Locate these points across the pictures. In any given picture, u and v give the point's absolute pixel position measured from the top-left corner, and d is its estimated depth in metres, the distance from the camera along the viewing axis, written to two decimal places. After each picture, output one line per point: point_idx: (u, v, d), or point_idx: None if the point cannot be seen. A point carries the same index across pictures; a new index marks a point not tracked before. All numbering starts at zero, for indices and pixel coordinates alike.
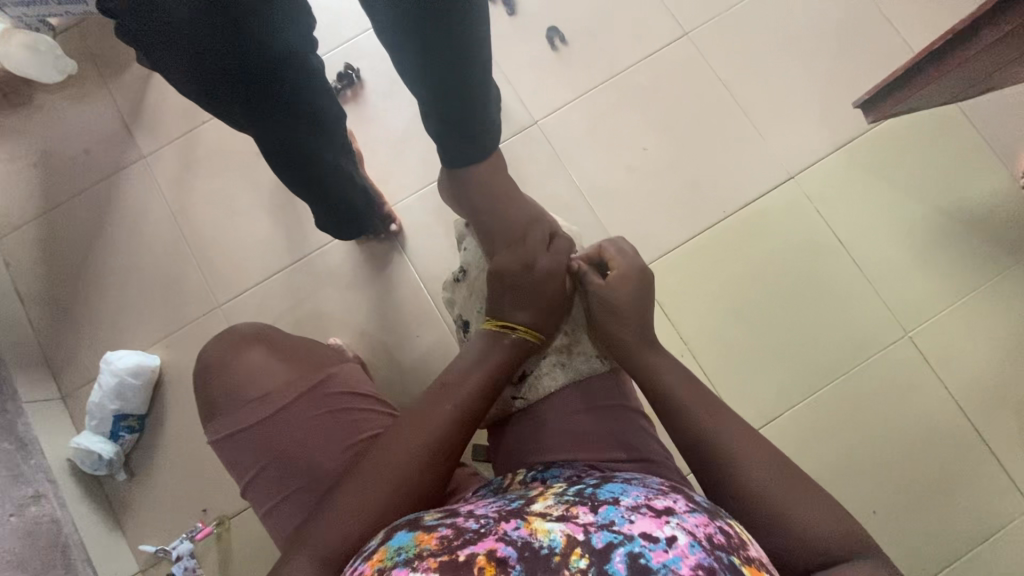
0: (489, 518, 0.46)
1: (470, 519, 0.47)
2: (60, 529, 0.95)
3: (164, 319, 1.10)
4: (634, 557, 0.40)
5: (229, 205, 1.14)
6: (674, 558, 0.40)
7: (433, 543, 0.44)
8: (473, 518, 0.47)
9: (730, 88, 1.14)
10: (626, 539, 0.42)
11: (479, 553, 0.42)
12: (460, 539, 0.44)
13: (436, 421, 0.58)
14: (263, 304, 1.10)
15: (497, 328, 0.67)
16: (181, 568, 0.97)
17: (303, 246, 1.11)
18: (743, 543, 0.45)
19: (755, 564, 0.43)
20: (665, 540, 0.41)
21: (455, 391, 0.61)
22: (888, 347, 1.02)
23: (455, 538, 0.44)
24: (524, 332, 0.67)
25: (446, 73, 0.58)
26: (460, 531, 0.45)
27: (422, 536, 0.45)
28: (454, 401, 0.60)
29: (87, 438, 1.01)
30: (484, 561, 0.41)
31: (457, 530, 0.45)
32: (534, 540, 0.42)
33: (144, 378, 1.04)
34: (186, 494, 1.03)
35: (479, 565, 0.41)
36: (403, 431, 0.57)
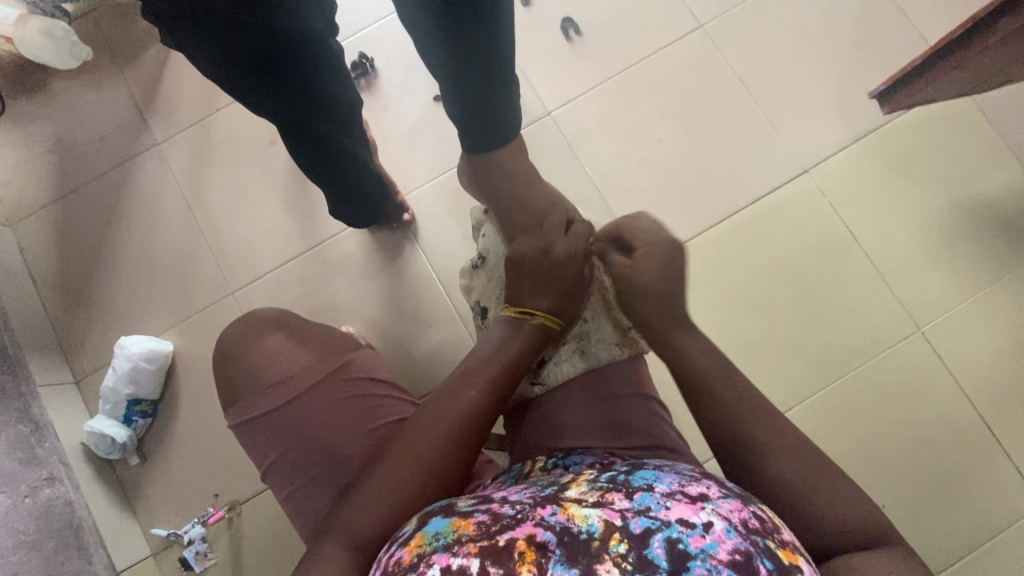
0: (526, 504, 0.47)
1: (506, 505, 0.48)
2: (74, 511, 0.96)
3: (178, 305, 1.10)
4: (672, 543, 0.41)
5: (243, 193, 1.14)
6: (711, 543, 0.41)
7: (471, 528, 0.45)
8: (508, 504, 0.48)
9: (744, 81, 1.14)
10: (664, 524, 0.42)
11: (519, 538, 0.42)
12: (498, 525, 0.44)
13: (460, 407, 0.58)
14: (276, 292, 1.10)
15: (517, 314, 0.67)
16: (193, 552, 1.00)
17: (316, 234, 1.12)
18: (777, 527, 0.45)
19: (790, 548, 0.43)
20: (702, 526, 0.42)
21: (478, 377, 0.61)
22: (902, 343, 1.02)
23: (492, 523, 0.45)
24: (544, 318, 0.67)
25: (469, 60, 0.58)
26: (497, 516, 0.46)
27: (459, 522, 0.46)
28: (478, 386, 0.60)
29: (101, 423, 1.01)
30: (524, 546, 0.42)
31: (494, 515, 0.46)
32: (572, 524, 0.43)
33: (157, 364, 1.04)
34: (199, 479, 1.04)
35: (519, 549, 0.42)
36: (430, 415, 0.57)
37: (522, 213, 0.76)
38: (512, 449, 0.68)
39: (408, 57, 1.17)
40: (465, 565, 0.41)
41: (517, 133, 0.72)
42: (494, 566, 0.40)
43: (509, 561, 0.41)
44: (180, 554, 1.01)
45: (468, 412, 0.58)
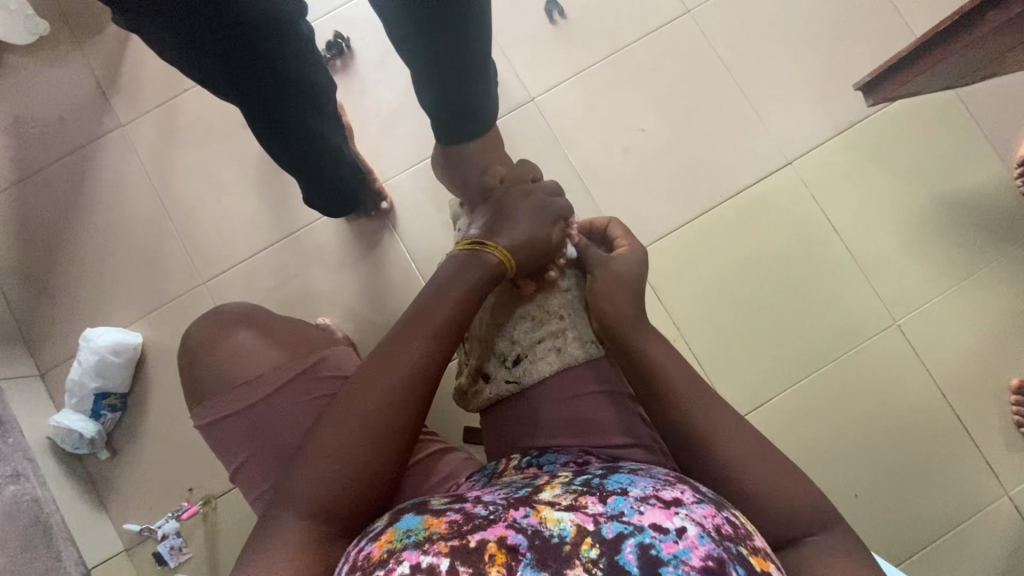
0: (498, 505, 0.46)
1: (479, 505, 0.47)
2: (41, 507, 0.92)
3: (147, 295, 1.07)
4: (644, 548, 0.41)
5: (213, 178, 1.10)
6: (683, 550, 0.41)
7: (443, 527, 0.44)
8: (482, 503, 0.47)
9: (731, 69, 1.12)
10: (636, 529, 0.42)
11: (490, 540, 0.42)
12: (470, 524, 0.44)
13: (393, 371, 0.52)
14: (249, 282, 1.07)
15: (468, 245, 0.62)
16: (167, 547, 0.99)
17: (291, 223, 1.08)
18: (749, 534, 0.45)
19: (761, 555, 0.43)
20: (675, 532, 0.42)
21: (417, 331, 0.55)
22: (878, 336, 1.03)
23: (465, 523, 0.44)
24: (497, 251, 0.61)
25: (442, 45, 0.56)
26: (470, 516, 0.45)
27: (431, 520, 0.45)
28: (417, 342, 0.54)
29: (67, 418, 0.98)
30: (495, 549, 0.41)
31: (466, 515, 0.45)
32: (544, 528, 0.42)
33: (125, 357, 1.01)
34: (171, 473, 1.02)
35: (490, 552, 0.41)
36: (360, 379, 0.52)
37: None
38: (486, 444, 0.67)
39: (386, 38, 1.13)
40: (435, 565, 0.40)
41: (495, 122, 0.71)
42: (463, 566, 0.40)
43: (479, 562, 0.40)
44: (153, 549, 0.99)
45: (402, 377, 0.52)
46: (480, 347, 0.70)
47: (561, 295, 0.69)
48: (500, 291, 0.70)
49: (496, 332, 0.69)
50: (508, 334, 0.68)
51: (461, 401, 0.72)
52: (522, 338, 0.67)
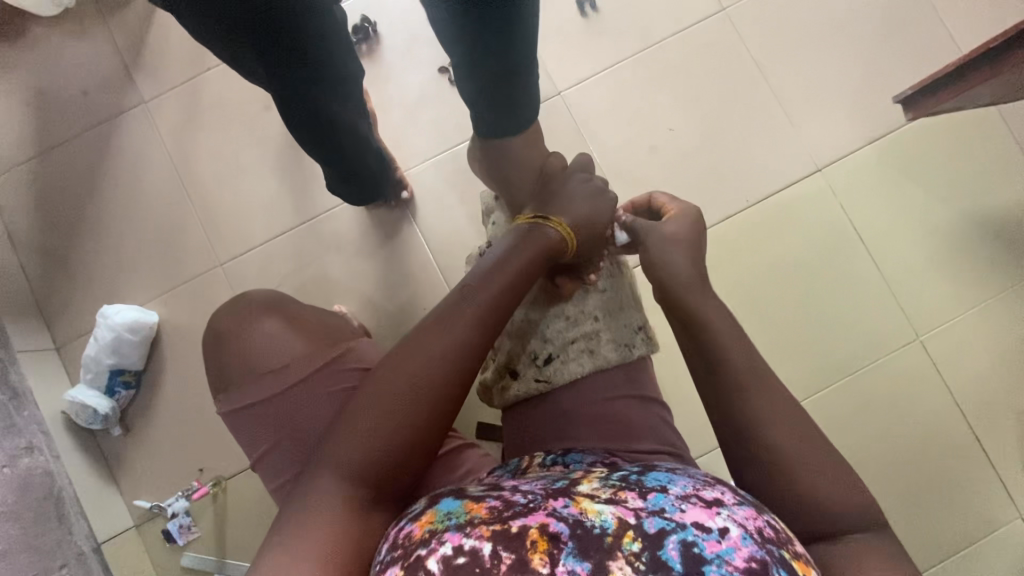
0: (537, 494, 0.46)
1: (517, 494, 0.46)
2: (54, 480, 0.91)
3: (164, 274, 1.06)
4: (687, 545, 0.40)
5: (234, 159, 1.09)
6: (727, 549, 0.40)
7: (484, 512, 0.43)
8: (520, 492, 0.46)
9: (764, 72, 1.09)
10: (679, 526, 0.41)
11: (532, 527, 0.41)
12: (511, 511, 0.43)
13: (462, 324, 0.52)
14: (266, 265, 1.06)
15: (529, 221, 0.63)
16: (176, 525, 0.99)
17: (311, 208, 1.07)
18: (789, 538, 0.44)
19: (803, 560, 0.42)
20: (718, 531, 0.41)
21: (483, 290, 0.55)
22: (900, 350, 1.02)
23: (505, 509, 0.43)
24: (557, 225, 0.63)
25: (489, 32, 0.54)
26: (510, 503, 0.44)
27: (471, 505, 0.45)
28: (483, 298, 0.54)
29: (82, 393, 0.99)
30: (537, 535, 0.41)
31: (505, 502, 0.45)
32: (586, 519, 0.42)
33: (141, 335, 1.01)
34: (184, 452, 1.02)
35: (532, 538, 0.41)
36: (428, 328, 0.52)
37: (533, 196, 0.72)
38: (507, 443, 0.66)
39: (414, 24, 1.11)
40: (477, 548, 0.40)
41: (533, 121, 0.70)
42: (505, 552, 0.40)
43: (521, 548, 0.40)
44: (163, 526, 1.00)
45: (470, 332, 0.52)
46: (511, 342, 0.69)
47: (597, 296, 0.70)
48: (537, 287, 0.69)
49: (530, 329, 0.69)
50: (541, 332, 0.68)
51: (484, 397, 0.71)
52: (555, 337, 0.67)
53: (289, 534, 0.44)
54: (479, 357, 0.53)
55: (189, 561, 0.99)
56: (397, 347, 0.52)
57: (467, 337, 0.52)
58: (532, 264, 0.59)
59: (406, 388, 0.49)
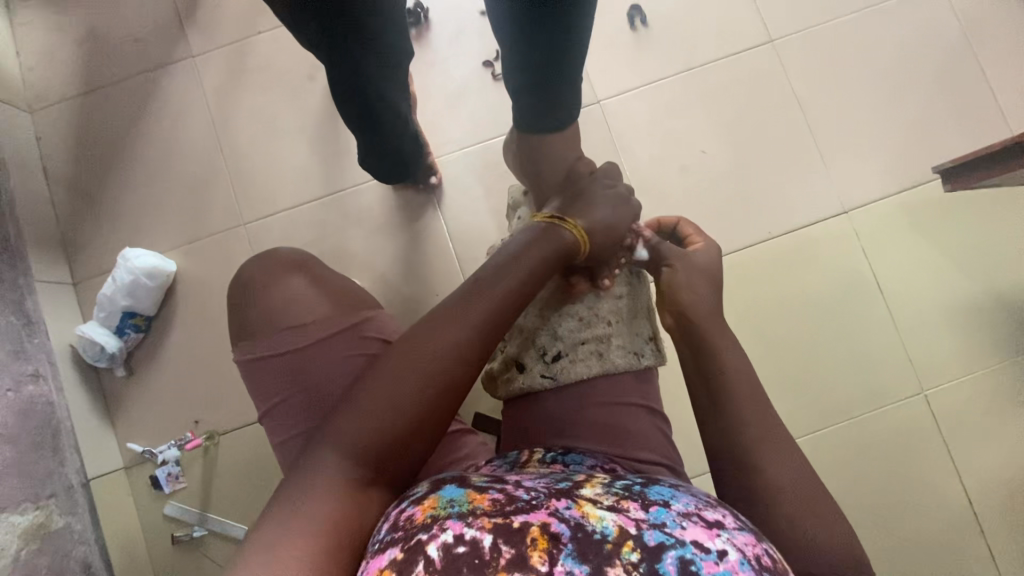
0: (541, 492, 0.46)
1: (521, 489, 0.47)
2: (54, 412, 0.94)
3: (188, 226, 1.08)
4: (684, 562, 0.40)
5: (271, 123, 1.11)
6: (724, 572, 0.40)
7: (486, 503, 0.44)
8: (523, 488, 0.47)
9: (803, 107, 1.10)
10: (678, 542, 0.41)
11: (533, 524, 0.42)
12: (513, 506, 0.44)
13: (480, 311, 0.53)
14: (288, 231, 1.08)
15: (548, 220, 0.63)
16: (164, 473, 1.01)
17: (339, 181, 1.09)
18: (785, 569, 0.44)
19: None
20: (716, 553, 0.41)
21: (497, 283, 0.56)
22: (903, 402, 1.01)
23: (508, 503, 0.44)
24: (572, 227, 0.63)
25: (542, 34, 0.56)
26: (513, 498, 0.45)
27: (474, 495, 0.45)
28: (499, 292, 0.55)
29: (93, 329, 1.00)
30: (537, 533, 0.41)
31: (509, 496, 0.45)
32: (586, 523, 0.42)
33: (158, 282, 1.03)
34: (182, 403, 1.03)
35: (532, 535, 0.41)
36: (447, 310, 0.53)
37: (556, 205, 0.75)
38: (505, 434, 0.66)
39: (465, 14, 1.13)
40: (478, 538, 0.41)
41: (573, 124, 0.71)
42: (505, 545, 0.40)
43: (521, 544, 0.40)
44: (151, 472, 1.01)
45: (485, 319, 0.53)
46: (520, 337, 0.69)
47: (612, 302, 0.69)
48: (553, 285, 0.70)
49: (540, 326, 0.68)
50: (552, 329, 0.67)
51: (487, 387, 0.71)
52: (566, 336, 0.66)
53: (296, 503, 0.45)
54: (492, 345, 0.54)
55: (172, 510, 1.00)
56: (416, 327, 0.53)
57: (482, 329, 0.53)
58: (551, 263, 0.60)
59: (420, 369, 0.50)
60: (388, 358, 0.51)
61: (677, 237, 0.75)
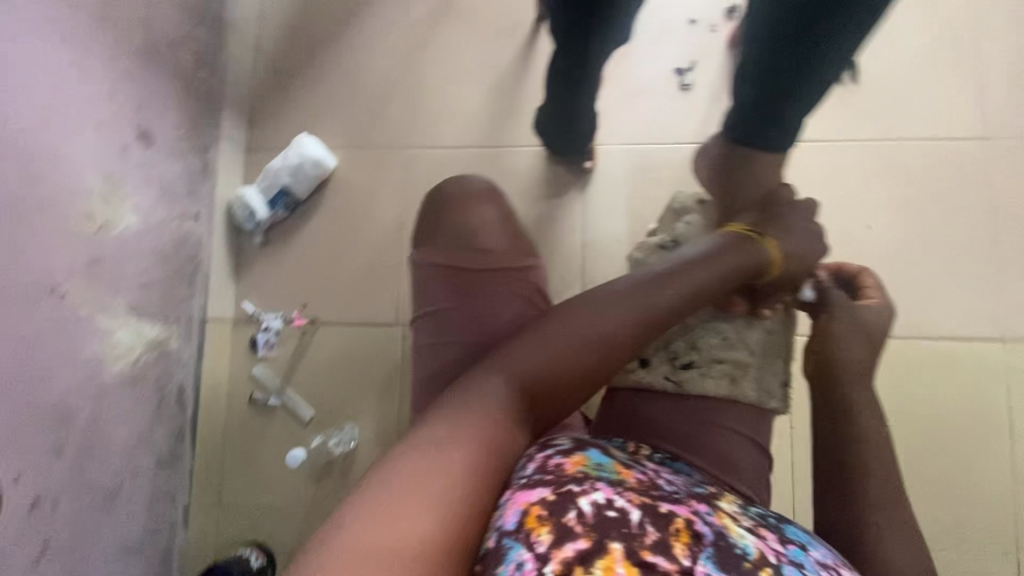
0: (682, 490, 0.51)
1: (663, 481, 0.52)
2: (199, 252, 1.04)
3: (356, 132, 1.16)
4: None
5: (460, 64, 1.16)
6: None
7: (634, 481, 0.49)
8: (664, 480, 0.52)
9: (995, 218, 1.01)
10: None
11: (680, 517, 0.46)
12: (659, 494, 0.49)
13: (661, 302, 0.56)
14: (439, 166, 1.13)
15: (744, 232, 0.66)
16: (264, 338, 1.10)
17: (501, 137, 1.13)
18: None
19: None
20: None
21: (682, 284, 0.58)
22: (989, 556, 0.93)
23: (654, 489, 0.49)
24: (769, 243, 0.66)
25: (788, 48, 0.55)
26: (657, 486, 0.50)
27: (621, 469, 0.51)
28: (681, 291, 0.57)
29: (251, 194, 1.11)
30: (681, 527, 0.46)
31: (653, 483, 0.50)
32: (729, 536, 0.47)
33: (317, 173, 1.12)
34: (299, 285, 1.13)
35: (676, 526, 0.46)
36: (631, 288, 0.56)
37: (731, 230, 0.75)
38: (603, 418, 0.67)
39: (676, 17, 1.12)
40: (626, 512, 0.45)
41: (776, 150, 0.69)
42: (651, 527, 0.45)
43: (666, 531, 0.45)
44: (253, 333, 1.12)
45: (662, 312, 0.56)
46: None
47: (759, 331, 0.70)
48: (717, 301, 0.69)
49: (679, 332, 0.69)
50: (692, 338, 0.68)
51: None
52: (703, 349, 0.67)
53: (441, 435, 0.48)
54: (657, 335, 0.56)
55: (258, 371, 1.10)
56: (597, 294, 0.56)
57: (656, 318, 0.55)
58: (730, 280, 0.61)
59: (592, 334, 0.53)
60: (566, 311, 0.55)
61: (853, 286, 0.79)
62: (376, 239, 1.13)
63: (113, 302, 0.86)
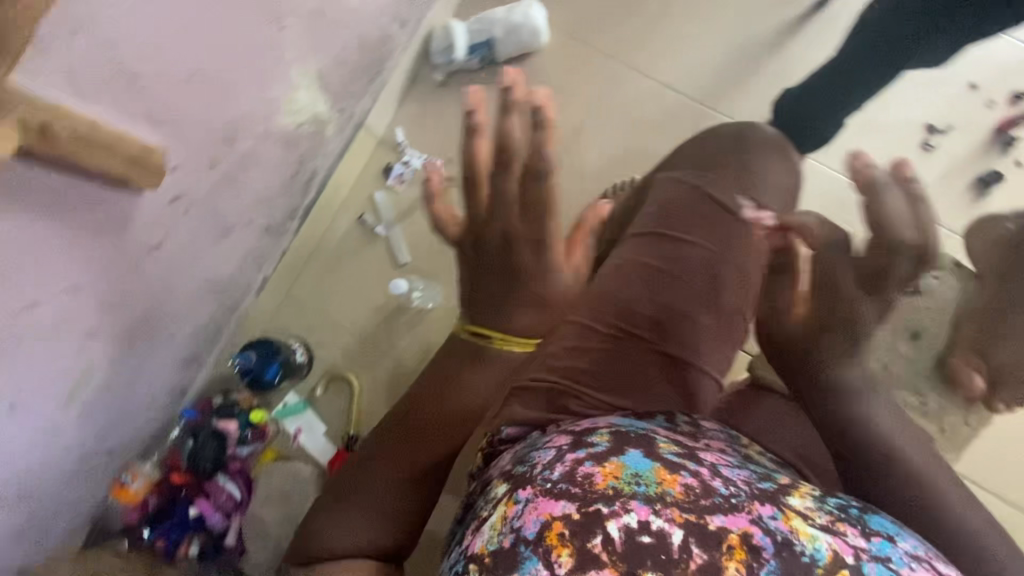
0: (741, 492, 0.48)
1: (717, 481, 0.49)
2: (386, 60, 1.01)
3: (578, 24, 1.10)
4: None
5: (714, 8, 1.07)
6: None
7: (677, 489, 0.47)
8: (720, 480, 0.50)
9: None
10: None
11: (733, 532, 0.44)
12: (707, 501, 0.46)
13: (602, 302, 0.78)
14: (640, 99, 1.08)
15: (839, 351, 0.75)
16: (398, 170, 1.11)
17: (714, 102, 1.06)
18: None
19: None
20: None
21: (601, 301, 0.78)
22: None
23: (700, 495, 0.47)
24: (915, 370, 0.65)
25: None
26: (707, 490, 0.48)
27: (663, 475, 0.48)
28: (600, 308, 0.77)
29: (458, 30, 1.06)
30: (735, 542, 0.44)
31: (703, 487, 0.48)
32: (796, 539, 0.44)
33: (528, 44, 1.07)
34: (454, 139, 1.12)
35: (729, 543, 0.44)
36: (588, 297, 0.79)
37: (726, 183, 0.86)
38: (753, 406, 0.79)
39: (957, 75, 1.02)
40: (665, 532, 0.44)
41: None
42: (696, 547, 0.43)
43: (715, 551, 0.43)
44: (391, 160, 1.12)
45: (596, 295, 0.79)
46: None
47: None
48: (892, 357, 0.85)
49: None
50: None
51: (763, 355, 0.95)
52: None
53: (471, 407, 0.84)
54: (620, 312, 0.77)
55: (378, 197, 1.12)
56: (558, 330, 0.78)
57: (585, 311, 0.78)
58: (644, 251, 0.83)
59: (562, 347, 0.75)
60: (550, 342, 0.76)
61: None
62: (547, 138, 1.10)
63: (307, 61, 0.83)
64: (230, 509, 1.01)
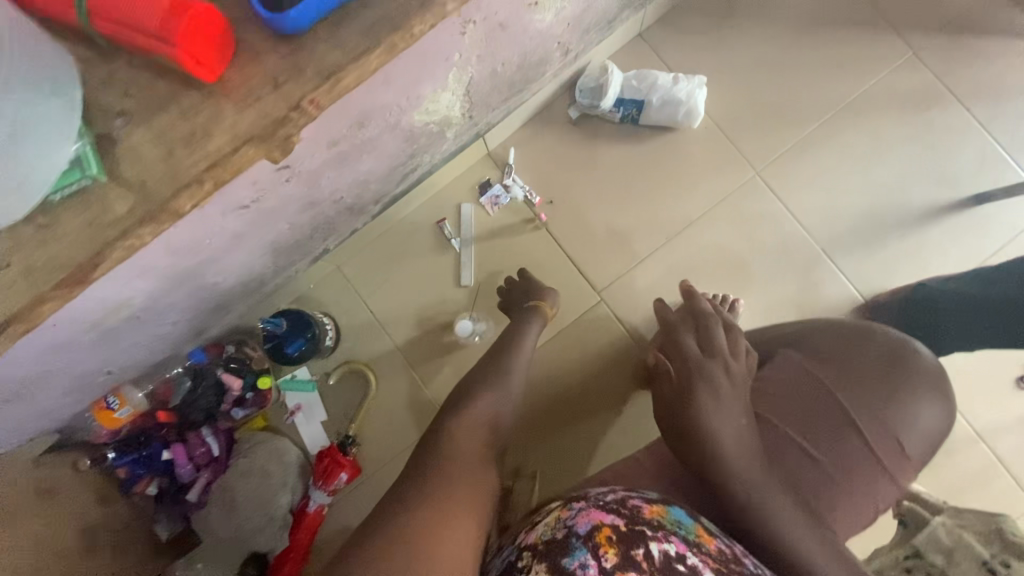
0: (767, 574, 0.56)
1: (748, 560, 0.57)
2: (533, 82, 0.94)
3: (731, 118, 1.03)
4: None
5: (871, 160, 1.01)
6: None
7: (711, 546, 0.56)
8: (752, 561, 0.57)
9: None
10: None
11: None
12: (736, 567, 0.54)
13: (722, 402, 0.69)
14: (764, 219, 1.02)
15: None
16: (496, 191, 1.04)
17: (835, 253, 1.00)
18: None
19: None
20: None
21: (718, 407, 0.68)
22: None
23: (733, 561, 0.55)
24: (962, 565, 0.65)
25: None
26: (738, 560, 0.56)
27: (701, 532, 0.57)
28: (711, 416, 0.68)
29: (614, 77, 0.99)
30: None
31: (735, 556, 0.56)
32: None
33: (676, 120, 1.01)
34: (563, 182, 1.04)
35: None
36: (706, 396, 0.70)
37: (868, 386, 0.71)
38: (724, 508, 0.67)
39: None
40: (696, 567, 0.52)
41: None
42: None
43: None
44: (493, 178, 1.05)
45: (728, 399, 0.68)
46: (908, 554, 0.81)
47: None
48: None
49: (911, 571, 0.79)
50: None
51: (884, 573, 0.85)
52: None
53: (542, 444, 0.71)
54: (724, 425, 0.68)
55: (465, 209, 1.04)
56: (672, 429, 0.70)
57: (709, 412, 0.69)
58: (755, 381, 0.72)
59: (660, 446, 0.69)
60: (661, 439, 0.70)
61: None
62: (654, 217, 1.03)
63: (467, 68, 0.75)
64: (202, 462, 0.98)
